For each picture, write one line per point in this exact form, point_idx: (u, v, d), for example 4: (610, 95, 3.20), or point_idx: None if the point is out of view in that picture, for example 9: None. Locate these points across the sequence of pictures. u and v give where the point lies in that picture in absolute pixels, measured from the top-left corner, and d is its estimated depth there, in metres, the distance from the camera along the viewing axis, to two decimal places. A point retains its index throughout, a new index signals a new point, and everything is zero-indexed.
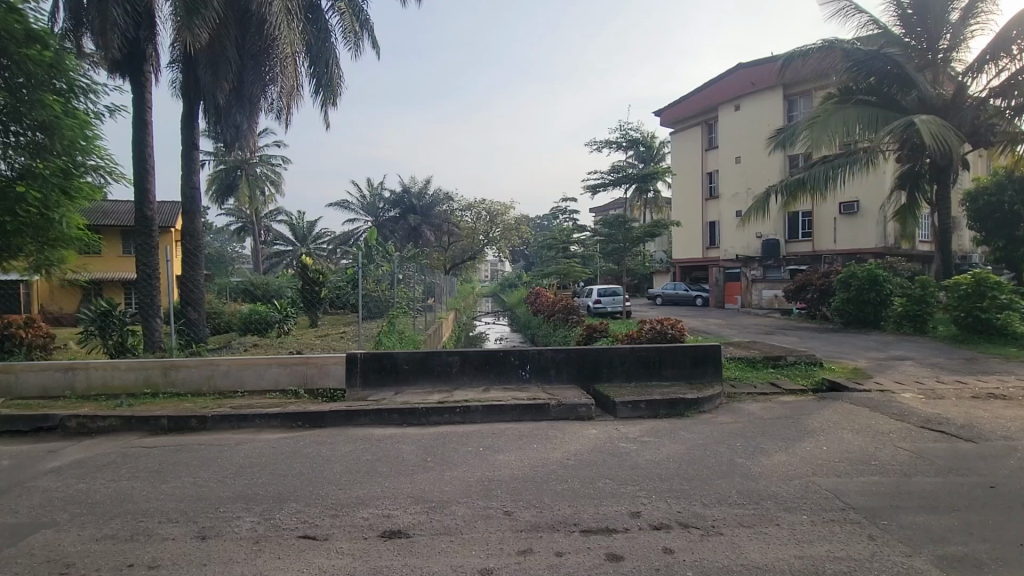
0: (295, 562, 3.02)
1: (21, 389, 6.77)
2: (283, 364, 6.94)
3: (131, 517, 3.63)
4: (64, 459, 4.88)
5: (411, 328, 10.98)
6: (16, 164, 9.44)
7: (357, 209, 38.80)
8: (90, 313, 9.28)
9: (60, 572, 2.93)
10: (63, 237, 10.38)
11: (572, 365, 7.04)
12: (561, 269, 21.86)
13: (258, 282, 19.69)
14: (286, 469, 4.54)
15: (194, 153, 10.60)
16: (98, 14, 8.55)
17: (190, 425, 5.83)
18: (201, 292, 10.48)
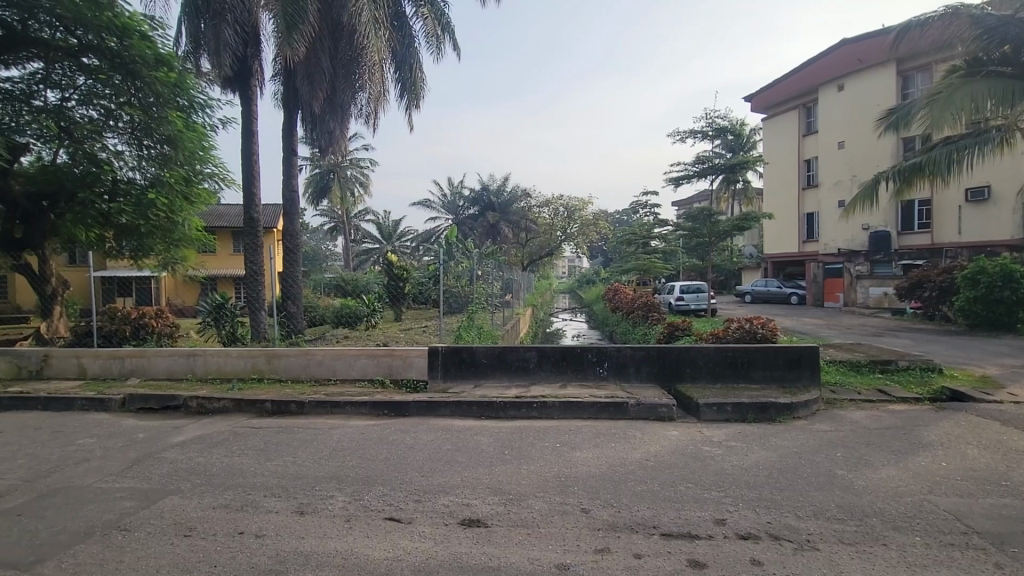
0: (382, 542, 3.19)
1: (153, 372, 7.71)
2: (370, 355, 7.33)
3: (241, 489, 4.01)
4: (186, 435, 5.50)
5: (489, 323, 11.18)
6: (148, 174, 10.82)
7: (438, 207, 40.15)
8: (207, 306, 10.35)
9: (184, 534, 3.30)
10: (185, 237, 11.71)
11: (653, 364, 6.82)
12: (642, 265, 21.28)
13: (347, 277, 20.98)
14: (374, 454, 4.80)
15: (293, 159, 11.45)
16: (213, 37, 9.50)
17: (290, 409, 6.35)
18: (300, 288, 11.31)
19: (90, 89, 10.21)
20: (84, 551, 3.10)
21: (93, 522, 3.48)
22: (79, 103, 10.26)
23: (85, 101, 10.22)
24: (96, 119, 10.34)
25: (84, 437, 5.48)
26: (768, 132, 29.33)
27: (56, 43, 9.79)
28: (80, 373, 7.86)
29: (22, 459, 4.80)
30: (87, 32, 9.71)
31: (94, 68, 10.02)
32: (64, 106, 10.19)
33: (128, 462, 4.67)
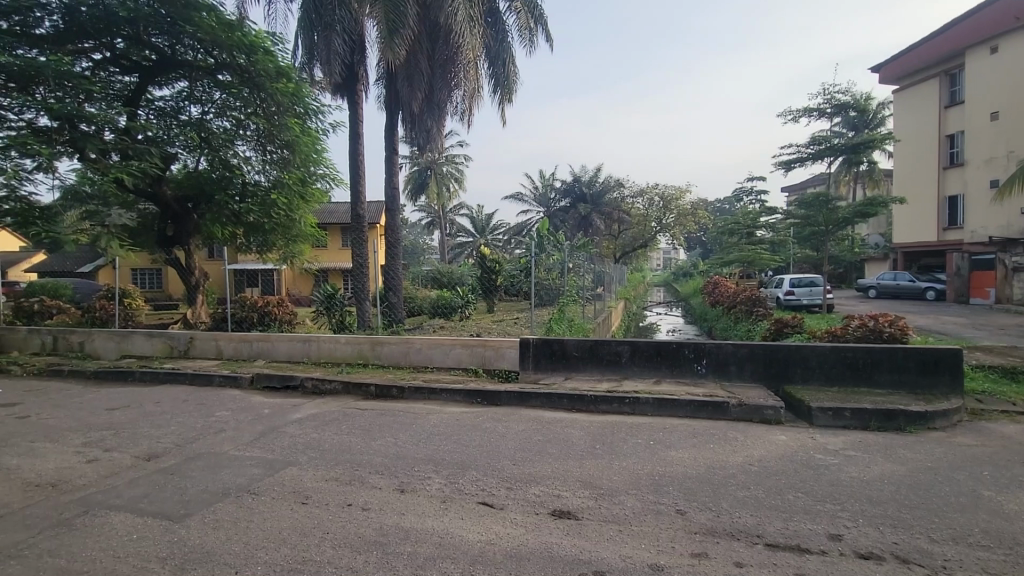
0: (476, 525, 3.31)
1: (275, 354, 8.59)
2: (464, 345, 7.57)
3: (349, 465, 4.35)
4: (303, 412, 6.06)
5: (580, 316, 11.09)
6: (271, 176, 12.04)
7: (530, 199, 40.48)
8: (321, 295, 11.33)
9: (302, 502, 3.65)
10: (301, 234, 12.93)
11: (757, 362, 6.37)
12: (746, 256, 19.99)
13: (443, 269, 21.77)
14: (468, 440, 4.97)
15: (394, 157, 12.10)
16: (325, 46, 10.27)
17: (392, 394, 6.76)
18: (400, 279, 11.93)
19: (224, 102, 11.51)
20: (222, 509, 3.54)
21: (229, 484, 3.96)
22: (215, 115, 11.61)
23: (220, 113, 11.53)
24: (229, 129, 11.66)
25: (222, 410, 6.24)
26: (899, 107, 26.02)
27: (198, 64, 11.14)
28: (217, 354, 8.96)
29: (174, 426, 5.57)
30: (221, 52, 10.97)
31: (227, 84, 11.29)
32: (204, 118, 11.59)
33: (256, 434, 5.25)
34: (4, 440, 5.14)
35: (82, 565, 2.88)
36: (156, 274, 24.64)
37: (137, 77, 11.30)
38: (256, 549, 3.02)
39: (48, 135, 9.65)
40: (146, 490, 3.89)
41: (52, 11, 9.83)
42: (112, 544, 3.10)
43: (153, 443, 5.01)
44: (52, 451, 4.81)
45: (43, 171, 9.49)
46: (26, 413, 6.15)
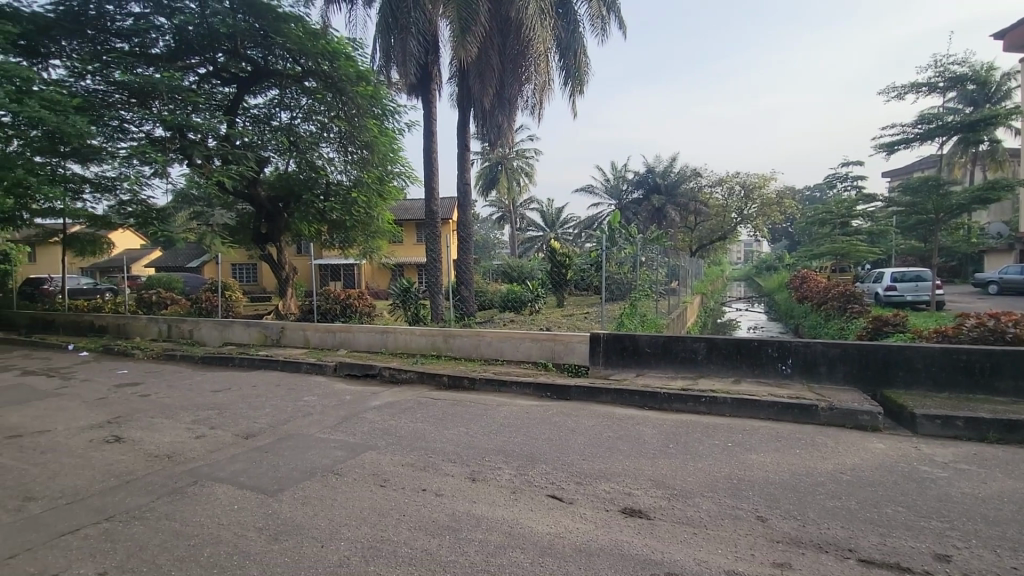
0: (545, 517, 3.32)
1: (356, 344, 9.09)
2: (534, 339, 7.60)
3: (423, 452, 4.51)
4: (381, 400, 6.36)
5: (653, 311, 10.77)
6: (352, 176, 12.76)
7: (601, 192, 39.79)
8: (397, 289, 12.02)
9: (381, 484, 3.84)
10: (379, 229, 13.82)
11: (851, 363, 5.88)
12: (839, 249, 18.48)
13: (513, 263, 21.95)
14: (538, 433, 5.00)
15: (466, 153, 12.34)
16: (400, 49, 10.63)
17: (464, 385, 6.93)
18: (471, 273, 12.14)
19: (311, 107, 12.26)
20: (309, 487, 3.80)
21: (315, 464, 4.24)
22: (302, 120, 12.42)
23: (307, 118, 12.31)
24: (315, 132, 12.42)
25: (309, 395, 6.69)
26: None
27: (287, 72, 11.95)
28: (305, 343, 9.62)
29: (268, 408, 6.05)
30: (307, 60, 11.70)
31: (313, 90, 12.03)
32: (293, 123, 12.43)
33: (340, 418, 5.59)
34: (130, 416, 5.82)
35: (192, 529, 3.20)
36: (252, 269, 26.82)
37: (235, 87, 12.29)
38: (339, 526, 3.21)
39: (162, 144, 10.78)
40: (245, 465, 4.26)
41: (165, 32, 10.93)
42: (217, 512, 3.43)
43: (250, 423, 5.47)
44: (167, 427, 5.38)
45: (158, 177, 10.62)
46: (146, 392, 6.94)
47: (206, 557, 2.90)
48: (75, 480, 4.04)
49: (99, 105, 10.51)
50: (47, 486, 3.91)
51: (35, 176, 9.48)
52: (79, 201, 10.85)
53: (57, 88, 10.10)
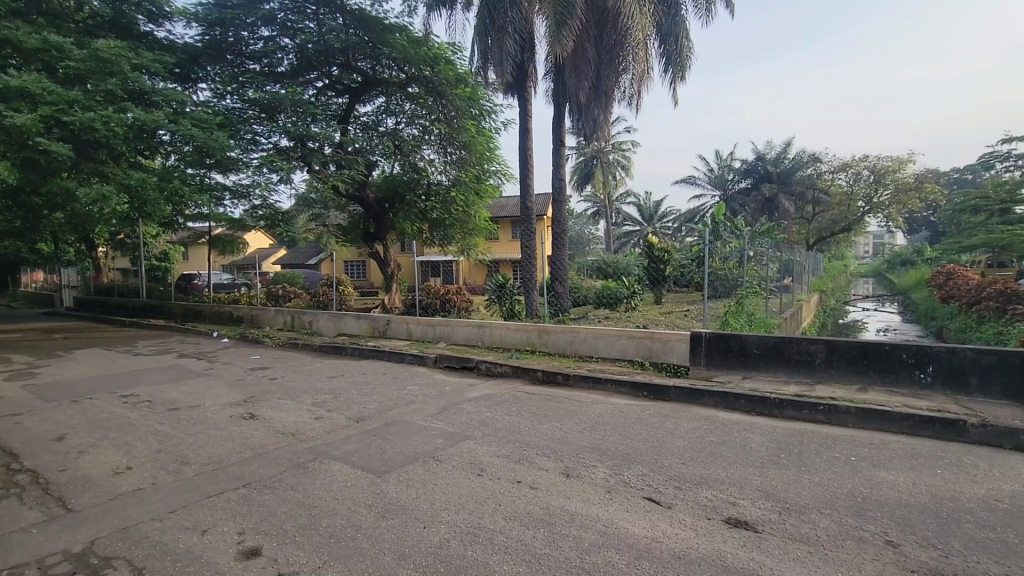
0: (641, 519, 3.22)
1: (455, 337, 9.45)
2: (630, 336, 7.39)
3: (519, 445, 4.57)
4: (478, 392, 6.55)
5: (762, 310, 10.01)
6: (451, 176, 13.35)
7: (704, 183, 37.84)
8: (493, 285, 12.27)
9: (478, 473, 3.96)
10: (477, 227, 14.32)
11: (1011, 374, 5.02)
12: (998, 240, 15.94)
13: (608, 259, 21.53)
14: (635, 433, 4.85)
15: (561, 149, 12.29)
16: (497, 48, 10.83)
17: (558, 380, 6.92)
18: (566, 269, 12.07)
19: (414, 112, 12.98)
20: (413, 471, 4.02)
21: (417, 450, 4.47)
22: (406, 124, 13.19)
23: (410, 122, 13.05)
24: (417, 136, 13.12)
25: (411, 384, 7.07)
26: None
27: (393, 80, 12.71)
28: (408, 335, 10.19)
29: (375, 395, 6.49)
30: (411, 67, 12.34)
31: (416, 95, 12.72)
32: (398, 128, 13.24)
33: (440, 408, 5.84)
34: (261, 396, 6.54)
35: (312, 501, 3.52)
36: (361, 265, 28.98)
37: (347, 97, 13.29)
38: (440, 510, 3.35)
39: (287, 153, 11.95)
40: (356, 446, 4.60)
41: (289, 51, 12.09)
42: (332, 488, 3.73)
43: (360, 408, 5.89)
44: (291, 408, 5.97)
45: (284, 182, 11.79)
46: (274, 376, 7.76)
47: (324, 527, 3.17)
48: (219, 450, 4.61)
49: (237, 121, 11.89)
50: (197, 454, 4.51)
51: (186, 186, 10.97)
52: (221, 207, 12.33)
53: (204, 108, 11.58)
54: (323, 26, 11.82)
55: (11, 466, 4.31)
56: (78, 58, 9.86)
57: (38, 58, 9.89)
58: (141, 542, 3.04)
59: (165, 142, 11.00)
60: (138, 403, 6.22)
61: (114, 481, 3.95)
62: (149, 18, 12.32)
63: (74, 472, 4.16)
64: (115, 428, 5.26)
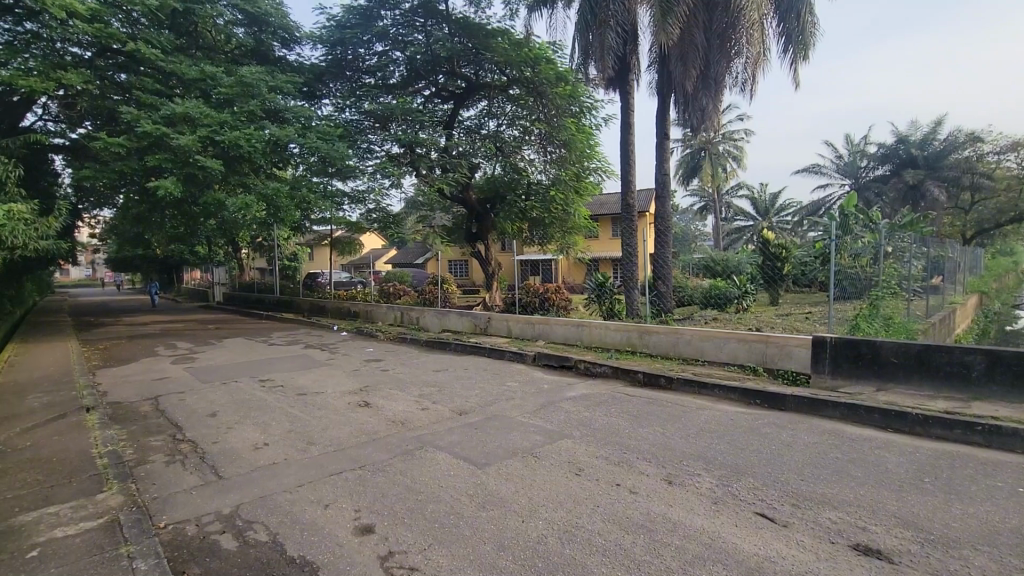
0: (753, 536, 2.96)
1: (553, 336, 9.46)
2: (742, 339, 6.89)
3: (618, 447, 4.45)
4: (577, 392, 6.50)
5: (902, 313, 8.82)
6: (551, 174, 13.45)
7: (831, 171, 34.21)
8: (593, 284, 12.06)
9: (576, 472, 3.92)
10: (576, 225, 14.25)
11: None
12: None
13: (717, 256, 20.29)
14: (745, 443, 4.51)
15: (665, 142, 11.79)
16: (599, 43, 10.60)
17: (659, 383, 6.66)
18: (669, 268, 11.52)
19: (515, 113, 13.26)
20: (511, 465, 4.08)
21: (516, 445, 4.54)
22: (507, 126, 13.53)
23: (511, 124, 13.37)
24: (518, 137, 13.40)
25: (511, 381, 7.21)
26: None
27: (495, 83, 13.08)
28: (507, 333, 10.40)
29: (477, 389, 6.71)
30: (513, 69, 12.56)
31: (517, 96, 13.01)
32: (499, 130, 13.60)
33: (538, 405, 5.88)
34: (374, 386, 7.05)
35: (418, 486, 3.73)
36: (463, 265, 30.18)
37: (452, 103, 13.86)
38: (538, 505, 3.37)
39: (398, 159, 12.73)
40: (458, 438, 4.78)
41: (400, 63, 12.89)
42: (436, 476, 3.91)
43: (462, 401, 6.13)
44: (400, 398, 6.37)
45: (395, 187, 12.60)
46: (386, 368, 8.33)
47: (429, 512, 3.33)
48: (337, 433, 5.05)
49: (355, 132, 12.99)
50: (321, 436, 4.97)
51: (313, 193, 12.15)
52: (342, 211, 13.48)
53: (328, 121, 12.77)
54: (430, 37, 12.44)
55: (177, 435, 5.06)
56: (228, 84, 11.39)
57: (197, 87, 11.52)
58: (275, 510, 3.41)
59: (295, 154, 12.26)
60: (274, 388, 7.02)
61: (255, 455, 4.48)
62: (283, 44, 13.90)
63: (223, 444, 4.78)
64: (255, 409, 5.97)
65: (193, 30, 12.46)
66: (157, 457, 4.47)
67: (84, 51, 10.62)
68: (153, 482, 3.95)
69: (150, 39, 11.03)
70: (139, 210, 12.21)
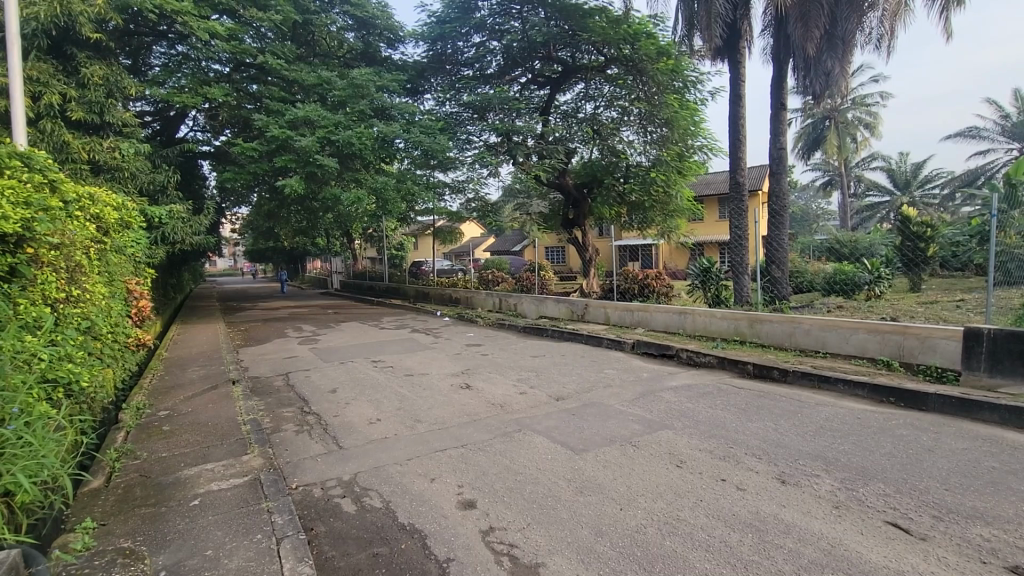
0: (880, 546, 2.65)
1: (653, 324, 9.14)
2: (872, 330, 6.14)
3: (724, 441, 4.20)
4: (679, 381, 6.24)
5: None
6: (651, 156, 12.92)
7: (992, 134, 29.10)
8: (697, 269, 11.41)
9: (677, 464, 3.76)
10: (678, 208, 13.59)
11: None
12: None
13: (843, 237, 18.25)
14: (875, 445, 4.03)
15: (782, 113, 10.74)
16: (705, 12, 9.88)
17: (773, 376, 6.17)
18: (785, 251, 10.53)
19: (613, 94, 12.89)
20: (609, 452, 4.03)
21: (614, 433, 4.46)
22: (605, 107, 13.19)
23: (609, 105, 13.02)
24: (616, 118, 13.01)
25: (608, 368, 7.09)
26: None
27: (592, 64, 12.79)
28: (606, 320, 10.23)
29: (574, 376, 6.70)
30: (611, 48, 12.14)
31: (616, 76, 12.64)
32: (597, 112, 13.30)
33: (637, 394, 5.73)
34: (474, 369, 7.32)
35: (517, 467, 3.82)
36: (561, 251, 30.20)
37: (548, 89, 13.77)
38: (636, 495, 3.29)
39: (496, 149, 12.97)
40: (555, 423, 4.81)
41: (497, 52, 13.03)
42: (533, 458, 3.98)
43: (559, 387, 6.16)
44: (499, 382, 6.55)
45: (492, 176, 12.89)
46: (485, 352, 8.60)
47: (527, 492, 3.40)
48: (441, 413, 5.32)
49: (454, 125, 13.43)
50: (426, 414, 5.27)
51: (417, 185, 12.86)
52: (443, 202, 14.07)
53: (429, 116, 13.38)
54: (527, 23, 12.39)
55: (304, 408, 5.66)
56: (341, 87, 12.37)
57: (315, 92, 12.62)
58: (387, 480, 3.68)
59: (400, 148, 13.01)
60: (385, 368, 7.57)
61: (369, 429, 4.88)
62: (388, 44, 14.76)
63: (342, 418, 5.25)
64: (369, 387, 6.49)
65: (311, 39, 13.58)
66: (289, 426, 5.03)
67: (224, 66, 11.99)
68: (286, 447, 4.46)
69: (276, 51, 12.20)
70: (270, 207, 13.70)
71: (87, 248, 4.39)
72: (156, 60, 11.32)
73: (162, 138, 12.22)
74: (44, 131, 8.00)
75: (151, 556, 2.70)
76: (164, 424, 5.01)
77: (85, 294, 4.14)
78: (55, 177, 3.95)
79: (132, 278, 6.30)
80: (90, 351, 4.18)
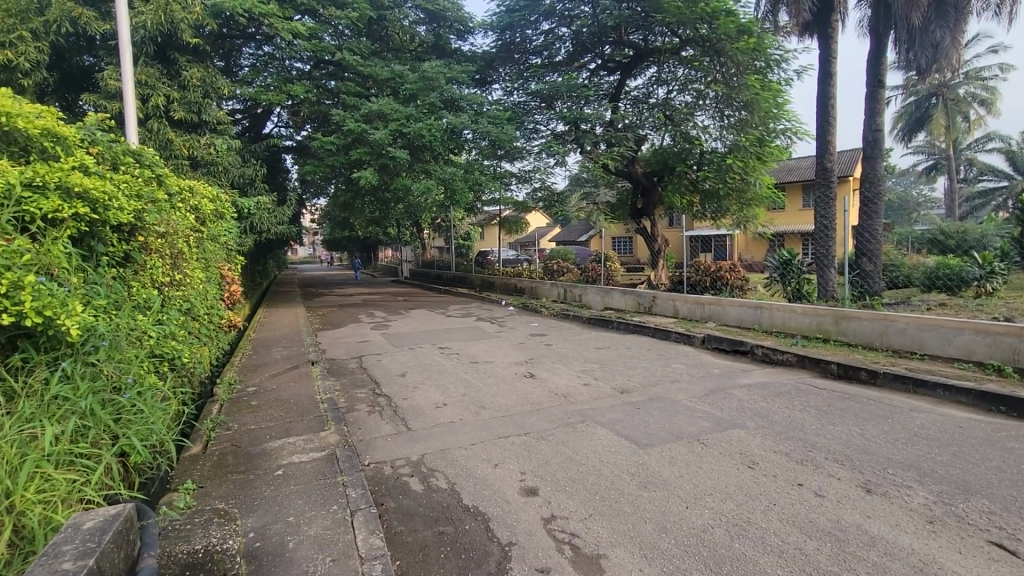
0: (980, 567, 2.40)
1: (726, 318, 8.73)
2: (981, 330, 5.51)
3: (802, 444, 3.94)
4: (753, 379, 5.93)
5: None
6: (728, 141, 12.17)
7: None
8: (776, 261, 10.72)
9: (749, 465, 3.58)
10: (757, 196, 12.82)
11: None
12: None
13: (949, 227, 16.46)
14: (981, 458, 3.62)
15: (879, 91, 9.80)
16: None
17: (860, 377, 5.71)
18: (878, 242, 9.66)
19: (687, 76, 12.34)
20: (675, 448, 3.91)
21: (681, 429, 4.32)
22: (679, 91, 12.66)
23: (683, 89, 12.49)
24: (691, 102, 12.46)
25: (676, 363, 6.87)
26: None
27: (665, 47, 12.31)
28: (674, 313, 9.89)
29: (639, 369, 6.54)
30: (686, 28, 11.56)
31: (691, 58, 12.09)
32: (669, 97, 12.79)
33: (707, 390, 5.51)
34: (538, 359, 7.34)
35: (579, 458, 3.80)
36: (629, 242, 29.46)
37: (618, 74, 13.40)
38: (703, 493, 3.18)
39: (563, 137, 12.82)
40: (619, 416, 4.73)
41: (566, 39, 12.85)
42: (595, 450, 3.94)
43: (624, 380, 6.04)
44: (563, 372, 6.53)
45: (559, 165, 12.79)
46: (549, 342, 8.60)
47: (590, 483, 3.38)
48: (505, 400, 5.39)
49: (522, 114, 13.42)
50: (490, 401, 5.36)
51: (484, 175, 13.07)
52: (510, 191, 14.13)
53: (497, 106, 13.45)
54: (597, 7, 12.12)
55: (376, 390, 5.93)
56: (412, 80, 12.72)
57: (389, 86, 13.06)
58: (452, 463, 3.79)
59: (468, 139, 13.18)
60: (451, 355, 7.77)
61: (435, 413, 5.03)
62: (459, 35, 14.99)
63: (411, 401, 5.46)
64: (436, 372, 6.69)
65: (385, 35, 14.01)
66: (362, 407, 5.30)
67: (306, 64, 12.64)
68: (360, 426, 4.70)
69: (353, 48, 12.72)
70: (346, 198, 14.38)
71: (188, 237, 4.82)
72: (246, 61, 12.11)
73: (251, 134, 13.13)
74: (152, 130, 8.89)
75: (241, 518, 2.95)
76: (252, 399, 5.44)
77: (185, 278, 4.55)
78: (161, 173, 4.35)
79: (225, 265, 6.86)
80: (190, 329, 4.61)
